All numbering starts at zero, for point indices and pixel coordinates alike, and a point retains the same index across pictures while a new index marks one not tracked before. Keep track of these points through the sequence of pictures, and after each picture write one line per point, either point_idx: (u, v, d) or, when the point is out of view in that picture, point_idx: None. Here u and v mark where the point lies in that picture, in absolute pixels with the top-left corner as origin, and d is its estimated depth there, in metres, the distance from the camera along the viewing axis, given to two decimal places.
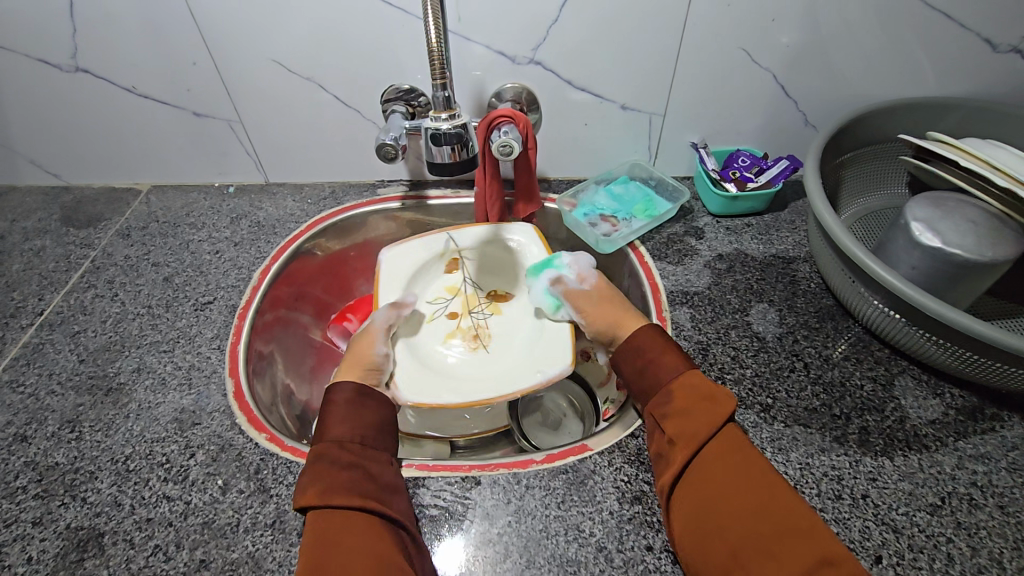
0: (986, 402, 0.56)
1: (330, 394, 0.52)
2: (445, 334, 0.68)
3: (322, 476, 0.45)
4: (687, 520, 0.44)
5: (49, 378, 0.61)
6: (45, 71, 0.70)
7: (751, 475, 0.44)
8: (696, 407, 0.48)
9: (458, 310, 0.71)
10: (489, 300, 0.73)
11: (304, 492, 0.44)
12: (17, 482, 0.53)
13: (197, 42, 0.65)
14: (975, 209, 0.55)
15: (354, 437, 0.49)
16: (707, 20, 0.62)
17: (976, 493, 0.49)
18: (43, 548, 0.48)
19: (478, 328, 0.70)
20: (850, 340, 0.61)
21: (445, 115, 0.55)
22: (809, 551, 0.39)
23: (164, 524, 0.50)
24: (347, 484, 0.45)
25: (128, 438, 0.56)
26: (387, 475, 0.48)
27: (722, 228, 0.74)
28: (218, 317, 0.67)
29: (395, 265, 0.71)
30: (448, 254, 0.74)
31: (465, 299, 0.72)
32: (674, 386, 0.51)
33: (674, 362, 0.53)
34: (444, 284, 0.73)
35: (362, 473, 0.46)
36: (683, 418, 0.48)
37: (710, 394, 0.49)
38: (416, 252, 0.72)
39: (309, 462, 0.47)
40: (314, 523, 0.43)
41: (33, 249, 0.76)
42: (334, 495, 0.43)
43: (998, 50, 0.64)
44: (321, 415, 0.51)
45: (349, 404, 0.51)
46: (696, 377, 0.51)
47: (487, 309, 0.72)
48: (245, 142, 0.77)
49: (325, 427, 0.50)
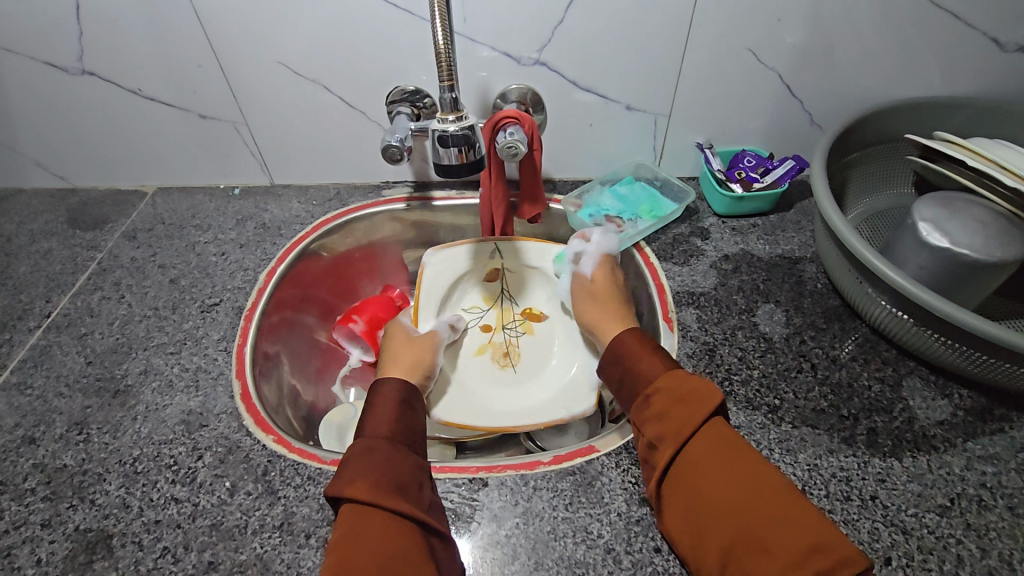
0: (994, 403, 0.55)
1: (380, 389, 0.53)
2: (477, 347, 0.73)
3: (367, 469, 0.44)
4: (678, 519, 0.45)
5: (57, 380, 0.61)
6: (51, 74, 0.70)
7: (744, 467, 0.44)
8: (673, 410, 0.48)
9: (494, 324, 0.75)
10: (524, 315, 0.76)
11: (348, 482, 0.43)
12: (26, 484, 0.53)
13: (204, 45, 0.66)
14: (984, 209, 0.54)
15: (398, 435, 0.49)
16: (712, 20, 0.62)
17: (986, 494, 0.49)
18: (52, 550, 0.49)
19: (508, 345, 0.74)
20: (857, 340, 0.61)
21: (452, 116, 0.54)
22: (804, 541, 0.39)
23: (173, 526, 0.50)
24: (389, 481, 0.44)
25: (136, 440, 0.56)
26: (426, 482, 0.47)
27: (727, 228, 0.74)
28: (225, 319, 0.67)
29: (435, 277, 0.73)
30: (489, 265, 0.76)
31: (501, 312, 0.76)
32: (652, 389, 0.50)
33: (653, 365, 0.52)
34: (481, 296, 0.76)
35: (403, 476, 0.45)
36: (661, 423, 0.48)
37: (686, 394, 0.48)
38: (456, 262, 0.75)
39: (350, 451, 0.46)
40: (348, 518, 0.42)
41: (40, 251, 0.77)
42: (378, 491, 0.43)
43: (1005, 49, 0.64)
44: (366, 407, 0.52)
45: (397, 402, 0.52)
46: (674, 378, 0.50)
47: (522, 326, 0.75)
48: (250, 144, 0.77)
49: (370, 420, 0.50)
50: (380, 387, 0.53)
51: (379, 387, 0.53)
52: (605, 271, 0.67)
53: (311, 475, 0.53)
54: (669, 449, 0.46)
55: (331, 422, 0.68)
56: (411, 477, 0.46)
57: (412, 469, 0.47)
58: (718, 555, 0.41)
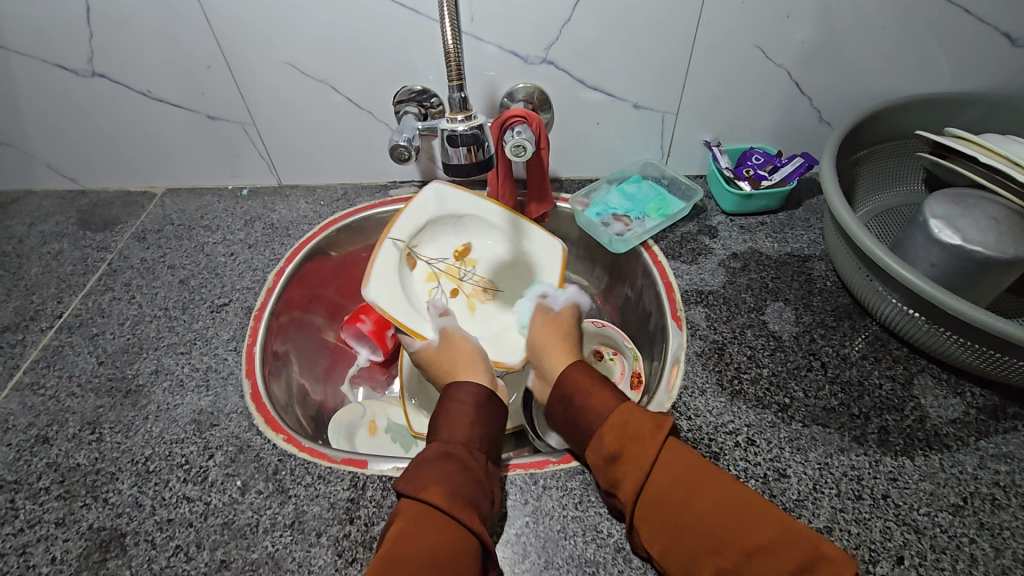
0: (1007, 401, 0.55)
1: (457, 392, 0.54)
2: (466, 308, 0.72)
3: (443, 476, 0.45)
4: (657, 545, 0.44)
5: (69, 380, 0.62)
6: (62, 77, 0.70)
7: (713, 486, 0.45)
8: (629, 446, 0.48)
9: (452, 286, 0.72)
10: (457, 260, 0.74)
11: (426, 485, 0.44)
12: (39, 483, 0.53)
13: (211, 46, 0.66)
14: (997, 205, 0.54)
15: (474, 442, 0.50)
16: (721, 18, 0.62)
17: (999, 493, 0.49)
18: (67, 548, 0.49)
19: (479, 283, 0.74)
20: (867, 338, 0.61)
21: (461, 116, 0.54)
22: (792, 558, 0.40)
23: (185, 525, 0.50)
24: (463, 493, 0.45)
25: (148, 439, 0.56)
26: (494, 496, 0.48)
27: (735, 226, 0.73)
28: (234, 319, 0.67)
29: (389, 297, 0.64)
30: (405, 255, 0.68)
31: (447, 273, 0.73)
32: (602, 430, 0.50)
33: (604, 400, 0.53)
34: (420, 279, 0.70)
35: (474, 488, 0.46)
36: (617, 463, 0.48)
37: (632, 432, 0.48)
38: (390, 277, 0.65)
39: (427, 456, 0.48)
40: (418, 517, 0.43)
41: (51, 253, 0.77)
42: (449, 497, 0.44)
43: (1016, 45, 0.63)
44: (441, 413, 0.53)
45: (475, 412, 0.52)
46: (621, 414, 0.50)
47: (466, 265, 0.74)
48: (258, 145, 0.78)
49: (445, 425, 0.51)
50: (458, 393, 0.54)
51: (457, 390, 0.54)
52: (570, 317, 0.68)
53: (321, 474, 0.53)
54: (630, 485, 0.46)
55: (339, 422, 0.68)
56: (481, 491, 0.46)
57: (482, 482, 0.47)
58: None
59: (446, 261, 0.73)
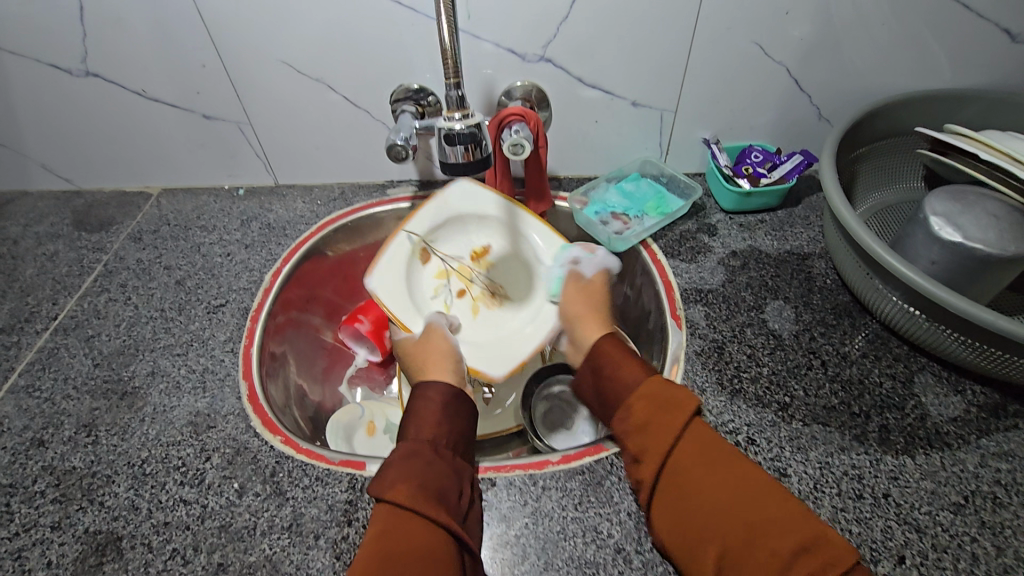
0: (1008, 399, 0.55)
1: (424, 389, 0.53)
2: (471, 311, 0.71)
3: (409, 474, 0.45)
4: (664, 521, 0.45)
5: (65, 382, 0.61)
6: (56, 76, 0.70)
7: (727, 469, 0.45)
8: (657, 417, 0.48)
9: (461, 285, 0.71)
10: (474, 260, 0.72)
11: (390, 486, 0.44)
12: (35, 487, 0.53)
13: (207, 45, 0.65)
14: (997, 203, 0.54)
15: (444, 441, 0.50)
16: (719, 15, 0.62)
17: (1000, 491, 0.49)
18: (62, 552, 0.49)
19: (490, 287, 0.72)
20: (867, 336, 0.61)
21: (459, 115, 0.54)
22: (795, 539, 0.40)
23: (182, 528, 0.50)
24: (430, 489, 0.45)
25: (144, 441, 0.56)
26: (466, 491, 0.47)
27: (735, 224, 0.73)
28: (231, 320, 0.67)
29: (390, 287, 0.66)
30: (417, 248, 0.69)
31: (459, 273, 0.72)
32: (634, 397, 0.51)
33: (635, 372, 0.53)
34: (430, 274, 0.70)
35: (442, 485, 0.46)
36: (645, 431, 0.48)
37: (666, 403, 0.49)
38: (395, 268, 0.67)
39: (394, 455, 0.48)
40: (386, 517, 0.43)
41: (45, 254, 0.77)
42: (418, 497, 0.43)
43: (1016, 41, 0.63)
44: (410, 411, 0.52)
45: (442, 408, 0.52)
46: (653, 384, 0.51)
47: (480, 266, 0.72)
48: (254, 144, 0.77)
49: (414, 424, 0.51)
50: (424, 391, 0.53)
51: (424, 387, 0.53)
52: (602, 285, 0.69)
53: (319, 475, 0.53)
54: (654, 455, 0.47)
55: (337, 423, 0.67)
56: (450, 487, 0.46)
57: (452, 478, 0.47)
58: (715, 557, 0.41)
59: (460, 260, 0.72)
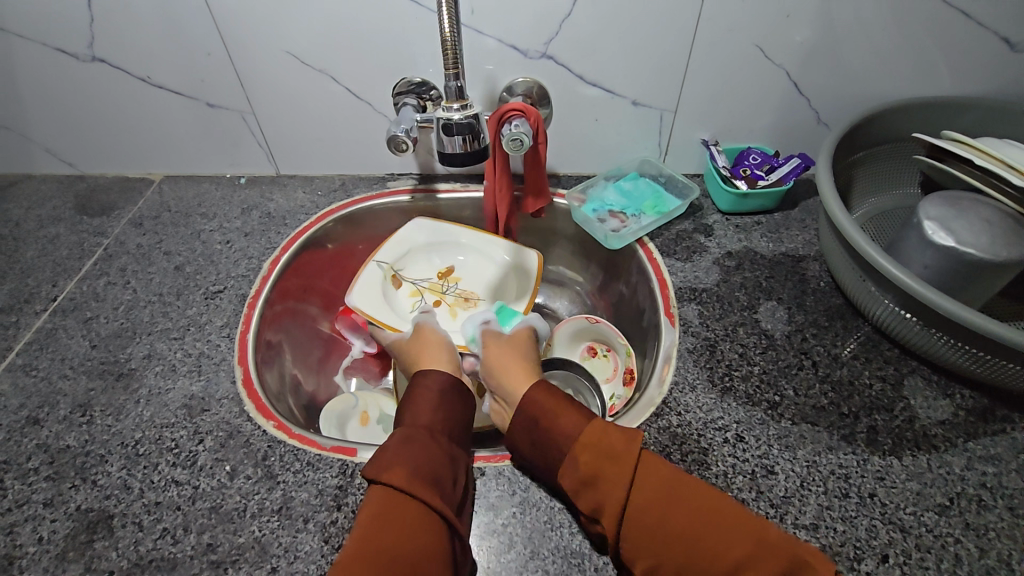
0: (997, 404, 0.55)
1: (422, 378, 0.54)
2: (449, 314, 0.76)
3: (407, 458, 0.46)
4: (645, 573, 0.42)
5: (62, 363, 0.62)
6: (61, 60, 0.71)
7: (695, 504, 0.42)
8: (604, 469, 0.45)
9: (435, 299, 0.77)
10: (441, 278, 0.79)
11: (387, 468, 0.44)
12: (29, 464, 0.53)
13: (212, 34, 0.66)
14: (990, 208, 0.54)
15: (439, 428, 0.51)
16: (720, 16, 0.62)
17: (986, 494, 0.49)
18: (54, 528, 0.49)
19: (462, 294, 0.78)
20: (860, 339, 0.61)
21: (457, 105, 0.55)
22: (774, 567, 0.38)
23: (173, 508, 0.50)
24: (426, 473, 0.45)
25: (138, 423, 0.56)
26: (461, 477, 0.48)
27: (731, 225, 0.74)
28: (229, 306, 0.67)
29: (368, 305, 0.72)
30: (386, 276, 0.76)
31: (430, 291, 0.78)
32: (578, 449, 0.47)
33: (571, 420, 0.50)
34: (405, 296, 0.77)
35: (438, 469, 0.46)
36: (597, 485, 0.45)
37: (611, 449, 0.46)
38: (368, 293, 0.73)
39: (392, 437, 0.48)
40: (380, 498, 0.43)
41: (47, 236, 0.77)
42: (414, 480, 0.44)
43: (1015, 50, 0.63)
44: (407, 400, 0.53)
45: (439, 396, 0.53)
46: (596, 429, 0.48)
47: (449, 281, 0.79)
48: (257, 133, 0.78)
49: (410, 411, 0.52)
50: (423, 379, 0.54)
51: (422, 375, 0.54)
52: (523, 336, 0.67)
53: (311, 460, 0.53)
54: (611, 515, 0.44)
55: (331, 412, 0.68)
56: (446, 473, 0.47)
57: (448, 464, 0.48)
58: None
59: (429, 280, 0.79)
